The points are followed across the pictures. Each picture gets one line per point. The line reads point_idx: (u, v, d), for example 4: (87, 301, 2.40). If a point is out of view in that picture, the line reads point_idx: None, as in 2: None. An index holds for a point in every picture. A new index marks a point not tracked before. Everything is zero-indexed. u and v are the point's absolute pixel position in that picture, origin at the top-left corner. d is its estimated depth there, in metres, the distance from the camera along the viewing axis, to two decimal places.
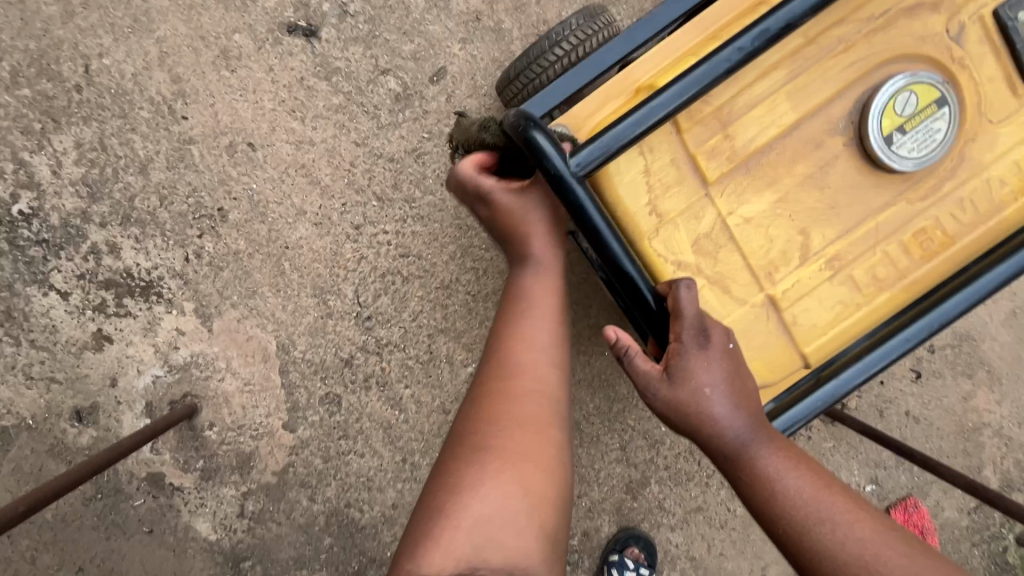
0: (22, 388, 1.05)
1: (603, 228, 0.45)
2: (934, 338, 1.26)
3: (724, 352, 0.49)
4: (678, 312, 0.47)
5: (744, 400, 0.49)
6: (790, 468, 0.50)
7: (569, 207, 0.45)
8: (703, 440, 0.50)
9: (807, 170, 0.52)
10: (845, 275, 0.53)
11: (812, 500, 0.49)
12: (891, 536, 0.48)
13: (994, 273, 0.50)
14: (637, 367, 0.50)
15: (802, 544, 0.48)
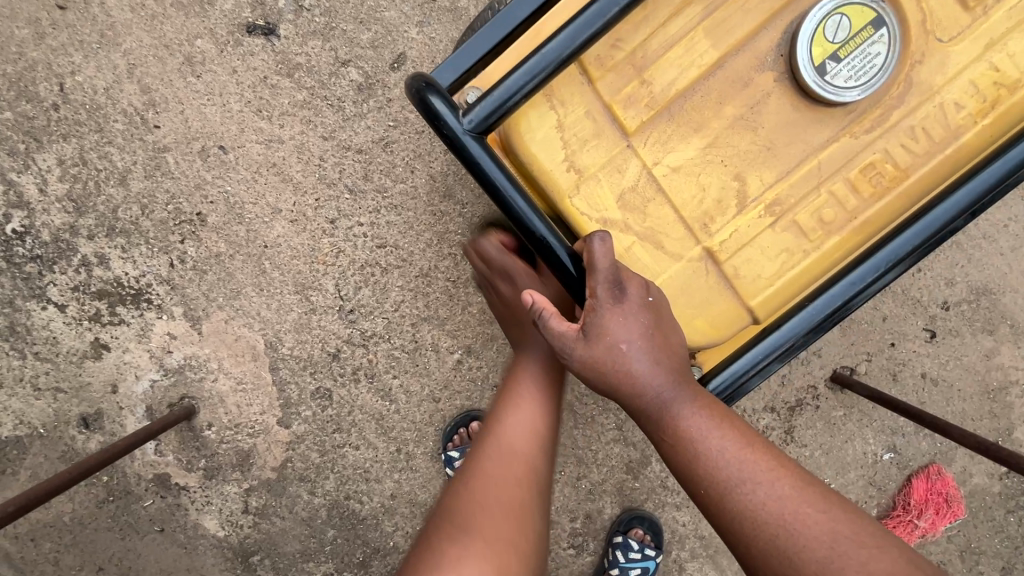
0: (30, 399, 1.10)
1: (505, 185, 0.44)
2: (948, 295, 1.18)
3: (644, 306, 0.47)
4: (592, 267, 0.45)
5: (665, 357, 0.48)
6: (714, 428, 0.49)
7: (467, 166, 0.44)
8: (624, 399, 0.49)
9: (736, 111, 0.48)
10: (787, 221, 0.50)
11: (735, 460, 0.48)
12: (817, 498, 0.47)
13: (940, 209, 0.47)
14: (553, 327, 0.49)
15: (722, 504, 0.47)
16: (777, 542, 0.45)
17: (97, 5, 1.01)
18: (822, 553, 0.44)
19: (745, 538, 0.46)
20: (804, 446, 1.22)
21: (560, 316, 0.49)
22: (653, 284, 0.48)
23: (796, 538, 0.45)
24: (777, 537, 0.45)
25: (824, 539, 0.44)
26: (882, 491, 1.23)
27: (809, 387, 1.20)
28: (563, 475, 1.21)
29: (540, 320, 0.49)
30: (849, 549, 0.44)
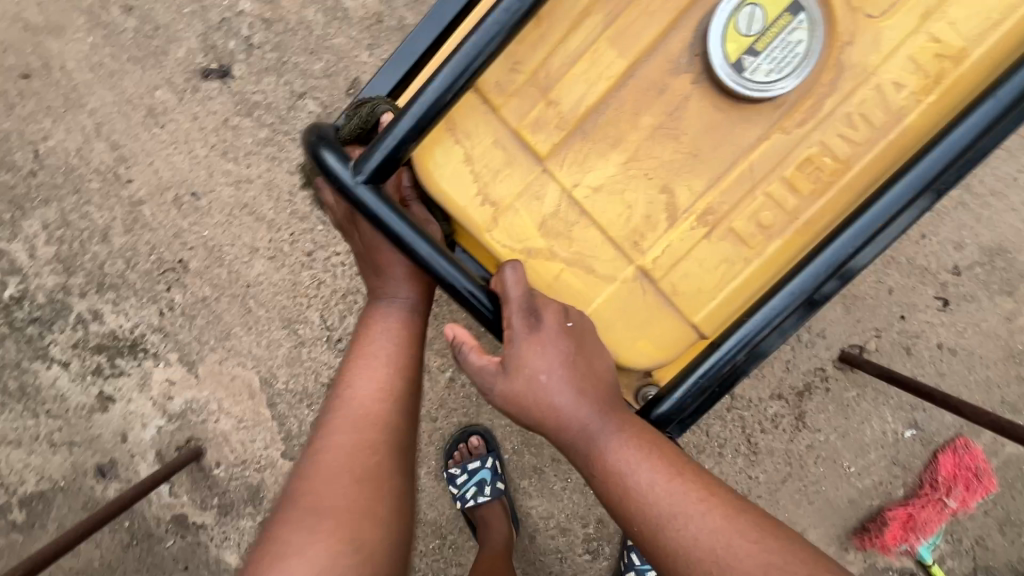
0: (48, 454, 1.14)
1: (406, 235, 0.42)
2: (958, 259, 1.11)
3: (563, 334, 0.45)
4: (505, 295, 0.44)
5: (589, 387, 0.46)
6: (643, 459, 0.46)
7: (367, 219, 0.43)
8: (548, 432, 0.47)
9: (655, 120, 0.46)
10: (723, 230, 0.47)
11: (666, 490, 0.46)
12: (749, 527, 0.45)
13: (881, 204, 0.43)
14: (473, 362, 0.48)
15: (655, 540, 0.45)
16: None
17: (58, 70, 1.03)
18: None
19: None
20: (819, 431, 1.16)
21: (479, 349, 0.48)
22: (571, 308, 0.46)
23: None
24: (710, 574, 0.44)
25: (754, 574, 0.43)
26: (908, 469, 1.17)
27: (818, 370, 1.14)
28: (569, 482, 1.15)
29: (461, 354, 0.49)
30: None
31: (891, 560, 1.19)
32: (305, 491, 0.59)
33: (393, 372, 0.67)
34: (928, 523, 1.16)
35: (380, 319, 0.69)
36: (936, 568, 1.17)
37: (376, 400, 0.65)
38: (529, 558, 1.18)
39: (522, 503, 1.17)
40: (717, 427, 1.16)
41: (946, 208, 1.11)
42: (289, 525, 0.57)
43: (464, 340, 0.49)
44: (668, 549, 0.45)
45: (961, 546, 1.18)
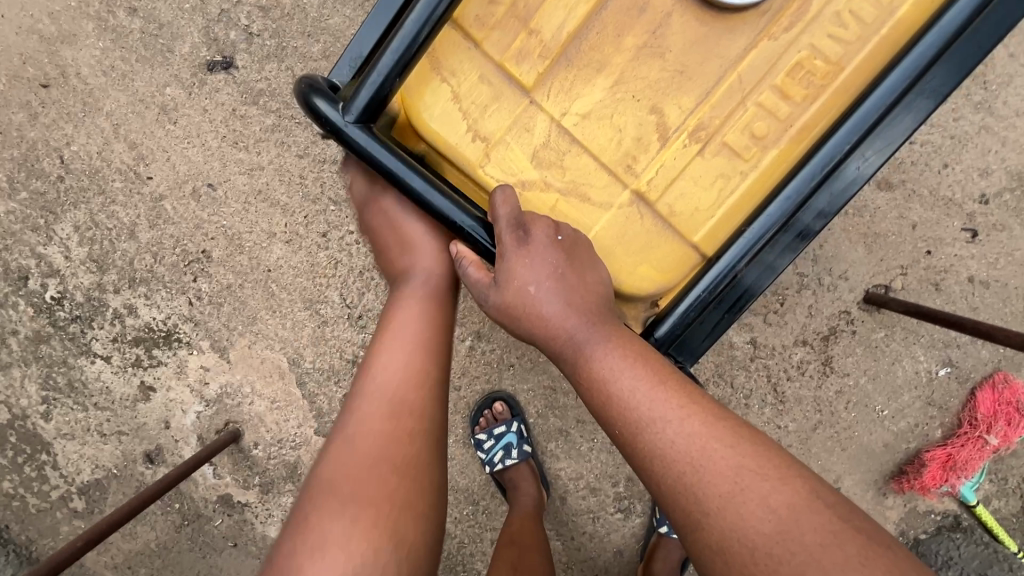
0: (100, 444, 1.21)
1: (400, 169, 0.43)
2: (985, 187, 1.06)
3: (551, 245, 0.46)
4: (493, 215, 0.45)
5: (576, 297, 0.47)
6: (627, 367, 0.47)
7: (360, 157, 0.44)
8: (539, 340, 0.49)
9: (638, 40, 0.45)
10: (716, 144, 0.46)
11: (649, 401, 0.47)
12: (728, 433, 0.46)
13: (875, 95, 0.42)
14: (472, 276, 0.49)
15: (636, 442, 0.47)
16: (683, 479, 0.44)
17: (74, 76, 1.08)
18: (725, 488, 0.43)
19: (653, 477, 0.46)
20: (847, 375, 1.14)
21: (479, 264, 0.49)
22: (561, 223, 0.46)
23: (700, 476, 0.44)
24: (684, 475, 0.45)
25: (726, 476, 0.44)
26: (945, 409, 1.14)
27: (842, 313, 1.11)
28: (596, 443, 1.17)
29: (463, 270, 0.50)
30: (752, 483, 0.43)
31: (933, 503, 1.16)
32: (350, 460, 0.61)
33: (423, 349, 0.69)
34: (970, 462, 1.13)
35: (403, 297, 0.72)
36: (980, 508, 1.14)
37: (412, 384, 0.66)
38: (561, 518, 1.20)
39: (551, 466, 1.19)
40: (742, 378, 1.14)
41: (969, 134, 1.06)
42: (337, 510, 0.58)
43: (466, 257, 0.50)
44: (650, 453, 0.46)
45: (1005, 484, 1.15)
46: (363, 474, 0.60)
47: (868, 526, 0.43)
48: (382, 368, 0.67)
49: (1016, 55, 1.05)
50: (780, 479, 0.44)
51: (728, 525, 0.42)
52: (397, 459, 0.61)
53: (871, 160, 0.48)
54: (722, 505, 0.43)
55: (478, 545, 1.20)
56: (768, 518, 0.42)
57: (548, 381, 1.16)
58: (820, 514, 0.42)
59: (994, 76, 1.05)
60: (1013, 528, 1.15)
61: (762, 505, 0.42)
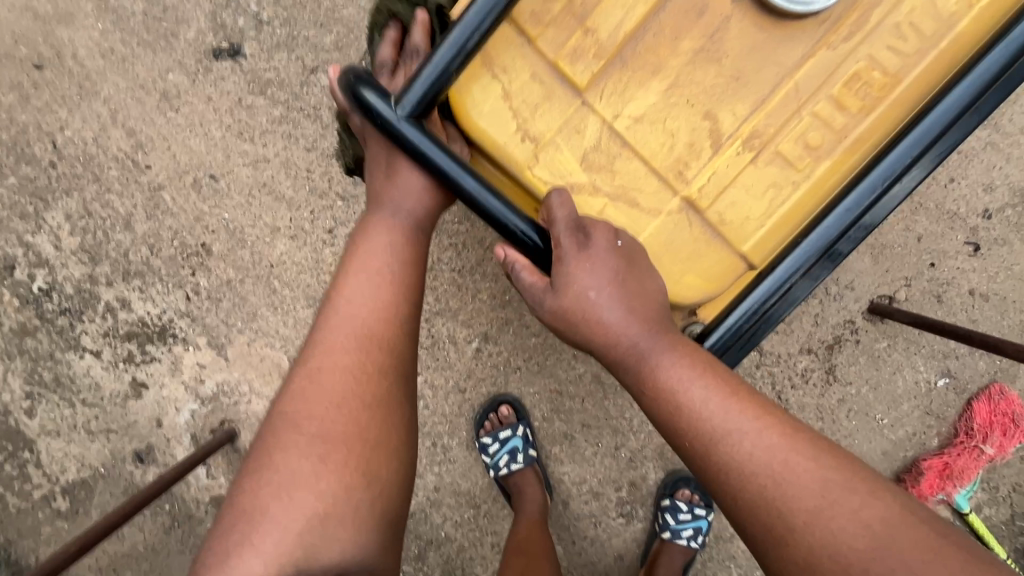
0: (86, 443, 1.16)
1: (452, 167, 0.42)
2: (988, 202, 1.09)
3: (615, 251, 0.45)
4: (551, 220, 0.44)
5: (643, 306, 0.46)
6: (696, 378, 0.46)
7: (411, 154, 0.43)
8: (601, 350, 0.48)
9: (695, 44, 0.44)
10: (771, 153, 0.46)
11: (721, 413, 0.46)
12: (805, 445, 0.46)
13: (939, 110, 0.42)
14: (525, 281, 0.47)
15: (709, 457, 0.46)
16: (765, 492, 0.44)
17: (70, 58, 1.03)
18: (812, 502, 0.43)
19: (732, 491, 0.45)
20: (849, 384, 1.15)
21: (532, 268, 0.47)
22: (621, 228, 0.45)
23: (783, 491, 0.44)
24: (766, 489, 0.44)
25: (809, 490, 0.44)
26: (942, 419, 1.16)
27: (847, 322, 1.13)
28: (600, 447, 1.16)
29: (513, 275, 0.48)
30: (838, 496, 0.43)
31: (928, 510, 1.18)
32: (314, 390, 0.61)
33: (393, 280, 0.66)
34: (965, 471, 1.15)
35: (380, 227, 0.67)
36: (973, 516, 1.17)
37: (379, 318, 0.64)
38: (564, 523, 1.19)
39: (554, 470, 1.18)
40: None
41: (975, 150, 1.08)
42: (296, 446, 0.58)
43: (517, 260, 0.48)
44: (726, 467, 0.46)
45: (997, 493, 1.18)
46: (327, 411, 0.60)
47: (954, 535, 0.43)
48: (351, 305, 0.64)
49: None
50: (865, 491, 0.44)
51: (818, 541, 0.42)
52: (363, 394, 0.61)
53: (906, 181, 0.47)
54: (811, 521, 0.43)
55: (479, 550, 1.18)
56: (861, 534, 0.42)
57: (554, 384, 1.15)
58: (910, 526, 0.42)
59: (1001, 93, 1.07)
60: (1003, 535, 1.18)
61: (852, 518, 0.42)
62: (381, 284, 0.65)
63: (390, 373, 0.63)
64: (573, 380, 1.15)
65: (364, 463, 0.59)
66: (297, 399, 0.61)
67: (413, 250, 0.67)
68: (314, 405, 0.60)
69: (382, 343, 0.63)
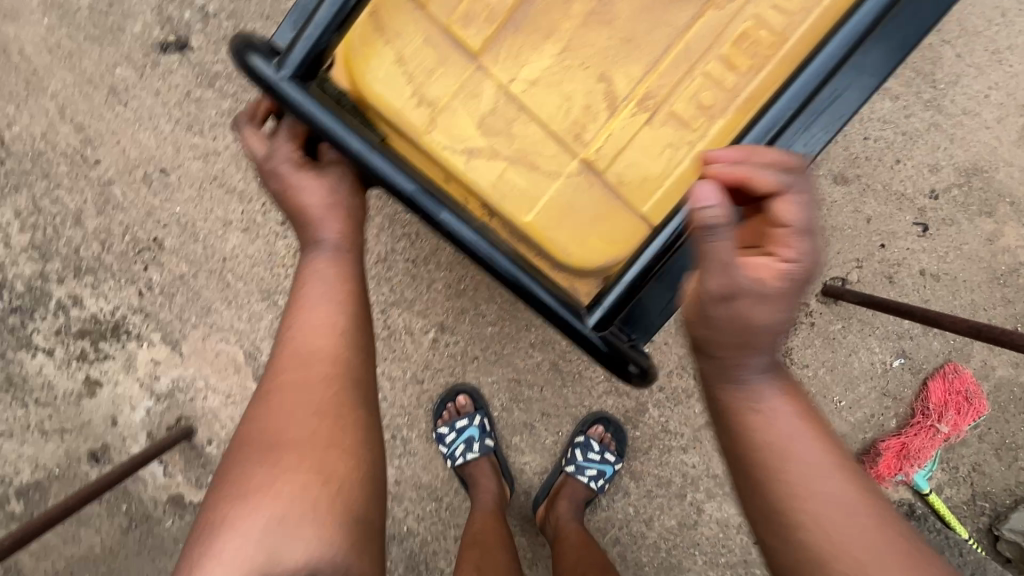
0: (41, 443, 1.14)
1: (329, 125, 0.47)
2: (935, 182, 1.10)
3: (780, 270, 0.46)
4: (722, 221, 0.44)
5: (766, 335, 0.49)
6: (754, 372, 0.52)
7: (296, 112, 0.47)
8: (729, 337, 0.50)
9: (586, 7, 0.48)
10: (665, 115, 0.49)
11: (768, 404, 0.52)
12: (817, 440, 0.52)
13: (812, 67, 0.46)
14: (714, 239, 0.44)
15: (780, 461, 0.52)
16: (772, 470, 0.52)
17: (17, 54, 1.03)
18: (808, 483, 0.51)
19: (784, 502, 0.51)
20: (806, 366, 1.16)
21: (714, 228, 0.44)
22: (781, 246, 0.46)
23: (812, 490, 0.51)
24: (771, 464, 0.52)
25: (850, 497, 0.51)
26: (899, 400, 1.17)
27: (801, 305, 1.13)
28: (561, 436, 1.16)
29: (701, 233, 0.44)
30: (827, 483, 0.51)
31: (888, 492, 1.19)
32: (276, 422, 0.59)
33: (333, 303, 0.66)
34: (922, 450, 1.15)
35: (313, 261, 0.68)
36: (933, 496, 1.17)
37: (325, 354, 0.63)
38: (526, 513, 1.19)
39: (515, 460, 1.17)
40: None
41: (920, 131, 1.10)
42: (268, 474, 0.56)
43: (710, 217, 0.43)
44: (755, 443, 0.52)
45: (956, 473, 1.19)
46: (295, 432, 0.58)
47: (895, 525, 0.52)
48: (301, 329, 0.64)
49: (963, 55, 1.08)
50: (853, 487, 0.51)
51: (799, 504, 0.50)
52: (325, 411, 0.60)
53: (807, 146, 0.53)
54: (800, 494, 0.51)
55: (442, 543, 1.17)
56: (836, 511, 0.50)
57: (512, 373, 1.15)
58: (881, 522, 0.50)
59: (943, 75, 1.08)
60: (964, 515, 1.19)
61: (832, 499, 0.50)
62: (326, 321, 0.65)
63: (363, 360, 0.65)
64: (531, 369, 1.15)
65: (329, 472, 0.57)
66: (278, 406, 0.60)
67: (349, 272, 0.69)
68: (281, 421, 0.59)
69: (336, 356, 0.63)
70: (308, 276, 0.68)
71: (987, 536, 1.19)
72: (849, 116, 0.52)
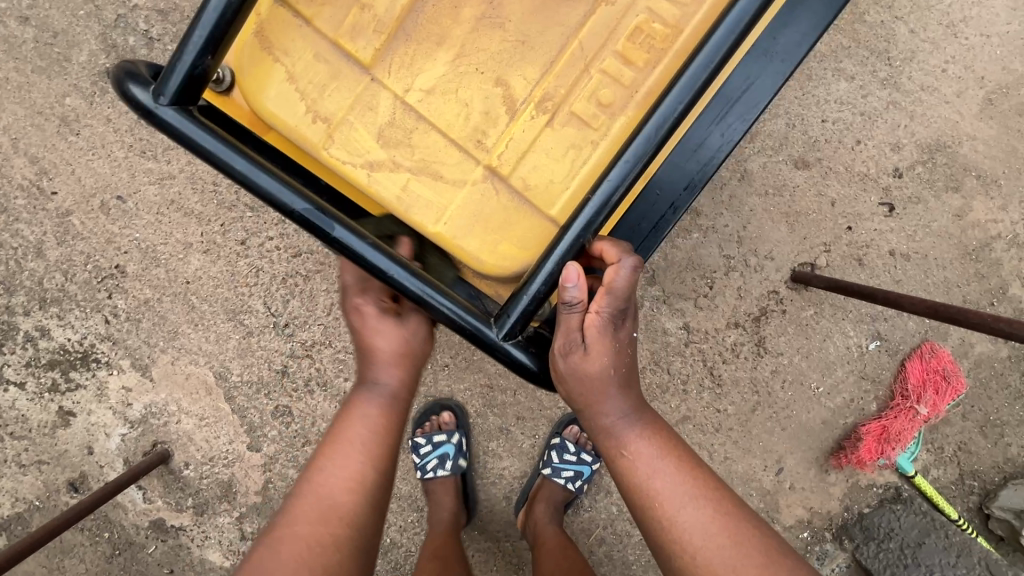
0: (19, 476, 1.15)
1: (211, 148, 0.43)
2: (898, 161, 1.09)
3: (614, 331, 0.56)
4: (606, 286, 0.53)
5: (603, 379, 0.57)
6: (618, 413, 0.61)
7: (173, 137, 0.44)
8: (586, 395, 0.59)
9: (476, 12, 0.49)
10: (565, 114, 0.49)
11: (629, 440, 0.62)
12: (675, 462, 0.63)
13: (702, 54, 0.43)
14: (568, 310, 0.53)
15: (644, 501, 0.62)
16: (643, 493, 0.62)
17: None
18: (672, 506, 0.61)
19: (657, 537, 0.62)
20: (781, 355, 1.14)
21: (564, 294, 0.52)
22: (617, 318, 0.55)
23: (679, 510, 0.61)
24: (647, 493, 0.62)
25: (711, 525, 0.61)
26: (878, 383, 1.15)
27: (771, 293, 1.12)
28: (538, 439, 1.15)
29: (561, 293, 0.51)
30: (688, 503, 0.62)
31: (873, 476, 1.17)
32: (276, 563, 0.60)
33: (370, 463, 0.67)
34: (903, 432, 1.14)
35: (363, 401, 0.68)
36: (919, 478, 1.15)
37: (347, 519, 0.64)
38: (508, 519, 1.18)
39: (493, 466, 1.17)
40: (678, 364, 1.13)
41: (879, 110, 1.08)
42: None
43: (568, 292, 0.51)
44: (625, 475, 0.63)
45: (941, 453, 1.17)
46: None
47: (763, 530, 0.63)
48: (333, 470, 0.66)
49: (917, 31, 1.07)
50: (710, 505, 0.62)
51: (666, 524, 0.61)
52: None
53: (726, 135, 0.53)
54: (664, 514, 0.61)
55: None
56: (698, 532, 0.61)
57: (484, 378, 1.14)
58: (737, 527, 0.62)
59: (897, 52, 1.07)
60: (952, 496, 1.17)
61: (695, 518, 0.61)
62: (358, 480, 0.66)
63: (373, 516, 0.67)
64: (503, 373, 1.14)
65: None
66: (289, 548, 0.61)
67: (392, 423, 0.68)
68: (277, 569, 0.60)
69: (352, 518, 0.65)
70: (352, 416, 0.68)
71: (978, 515, 1.17)
72: (764, 103, 0.52)
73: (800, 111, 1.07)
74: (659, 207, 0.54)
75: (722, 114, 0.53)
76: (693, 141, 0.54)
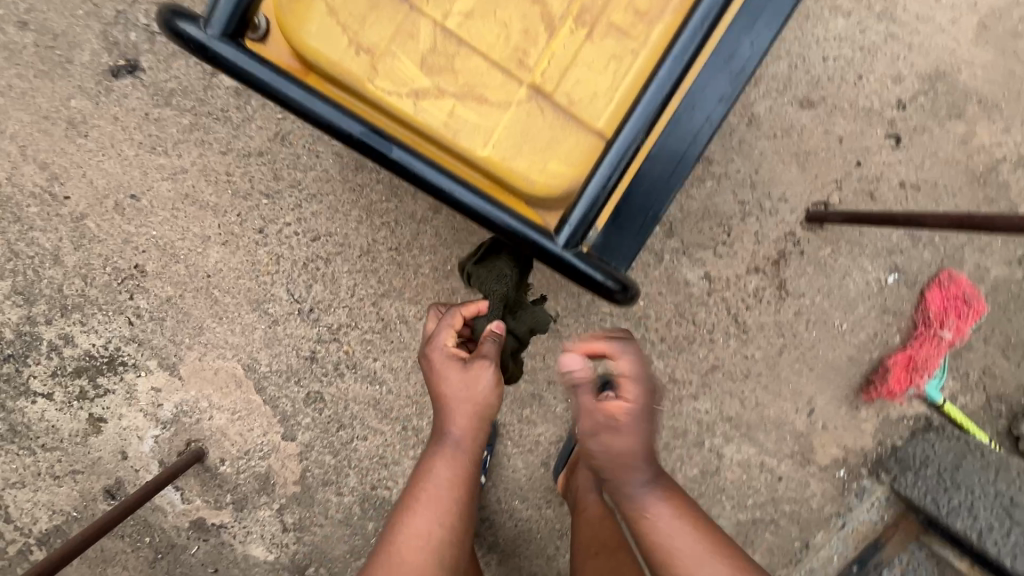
0: (54, 488, 1.14)
1: (266, 78, 0.51)
2: (901, 93, 1.10)
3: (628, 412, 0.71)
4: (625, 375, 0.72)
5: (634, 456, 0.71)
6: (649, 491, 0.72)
7: (231, 71, 0.51)
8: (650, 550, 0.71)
9: None
10: (601, 29, 0.53)
11: (645, 491, 0.72)
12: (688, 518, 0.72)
13: None
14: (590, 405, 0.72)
15: (657, 551, 0.70)
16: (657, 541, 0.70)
17: None
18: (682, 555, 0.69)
19: None
20: (802, 296, 1.15)
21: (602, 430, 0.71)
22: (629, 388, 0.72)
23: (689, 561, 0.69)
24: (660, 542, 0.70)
25: (717, 568, 0.68)
26: (899, 315, 1.17)
27: (788, 235, 1.13)
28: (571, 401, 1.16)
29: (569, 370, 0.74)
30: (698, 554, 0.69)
31: (904, 409, 1.18)
32: None
33: (443, 512, 0.72)
34: (929, 360, 1.15)
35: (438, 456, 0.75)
36: (948, 406, 1.17)
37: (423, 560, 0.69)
38: (548, 484, 1.19)
39: (529, 433, 1.17)
40: (702, 314, 1.14)
41: (877, 44, 1.10)
42: None
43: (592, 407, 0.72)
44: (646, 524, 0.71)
45: (967, 380, 1.18)
46: None
47: None
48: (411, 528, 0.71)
49: None
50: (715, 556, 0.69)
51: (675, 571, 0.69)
52: None
53: (755, 46, 0.54)
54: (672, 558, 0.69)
55: None
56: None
57: None
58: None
59: None
60: (980, 421, 1.19)
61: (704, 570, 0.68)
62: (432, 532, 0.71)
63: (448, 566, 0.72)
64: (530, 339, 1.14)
65: None
66: None
67: (462, 477, 0.75)
68: None
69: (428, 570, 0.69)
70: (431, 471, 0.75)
71: (1007, 438, 1.19)
72: (789, 10, 0.54)
73: (802, 51, 1.09)
74: (694, 124, 0.55)
75: (749, 24, 0.54)
76: (725, 54, 0.54)
